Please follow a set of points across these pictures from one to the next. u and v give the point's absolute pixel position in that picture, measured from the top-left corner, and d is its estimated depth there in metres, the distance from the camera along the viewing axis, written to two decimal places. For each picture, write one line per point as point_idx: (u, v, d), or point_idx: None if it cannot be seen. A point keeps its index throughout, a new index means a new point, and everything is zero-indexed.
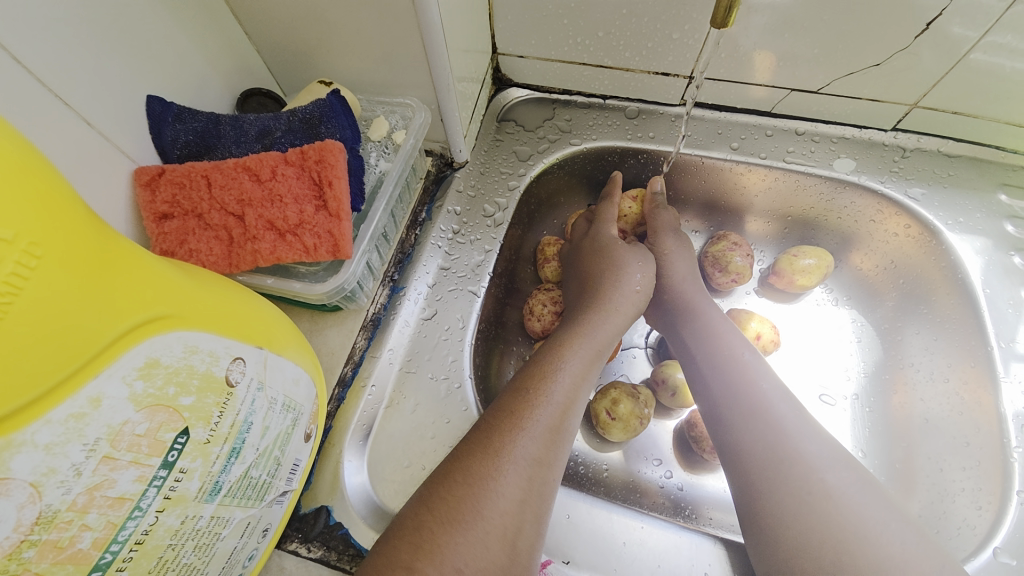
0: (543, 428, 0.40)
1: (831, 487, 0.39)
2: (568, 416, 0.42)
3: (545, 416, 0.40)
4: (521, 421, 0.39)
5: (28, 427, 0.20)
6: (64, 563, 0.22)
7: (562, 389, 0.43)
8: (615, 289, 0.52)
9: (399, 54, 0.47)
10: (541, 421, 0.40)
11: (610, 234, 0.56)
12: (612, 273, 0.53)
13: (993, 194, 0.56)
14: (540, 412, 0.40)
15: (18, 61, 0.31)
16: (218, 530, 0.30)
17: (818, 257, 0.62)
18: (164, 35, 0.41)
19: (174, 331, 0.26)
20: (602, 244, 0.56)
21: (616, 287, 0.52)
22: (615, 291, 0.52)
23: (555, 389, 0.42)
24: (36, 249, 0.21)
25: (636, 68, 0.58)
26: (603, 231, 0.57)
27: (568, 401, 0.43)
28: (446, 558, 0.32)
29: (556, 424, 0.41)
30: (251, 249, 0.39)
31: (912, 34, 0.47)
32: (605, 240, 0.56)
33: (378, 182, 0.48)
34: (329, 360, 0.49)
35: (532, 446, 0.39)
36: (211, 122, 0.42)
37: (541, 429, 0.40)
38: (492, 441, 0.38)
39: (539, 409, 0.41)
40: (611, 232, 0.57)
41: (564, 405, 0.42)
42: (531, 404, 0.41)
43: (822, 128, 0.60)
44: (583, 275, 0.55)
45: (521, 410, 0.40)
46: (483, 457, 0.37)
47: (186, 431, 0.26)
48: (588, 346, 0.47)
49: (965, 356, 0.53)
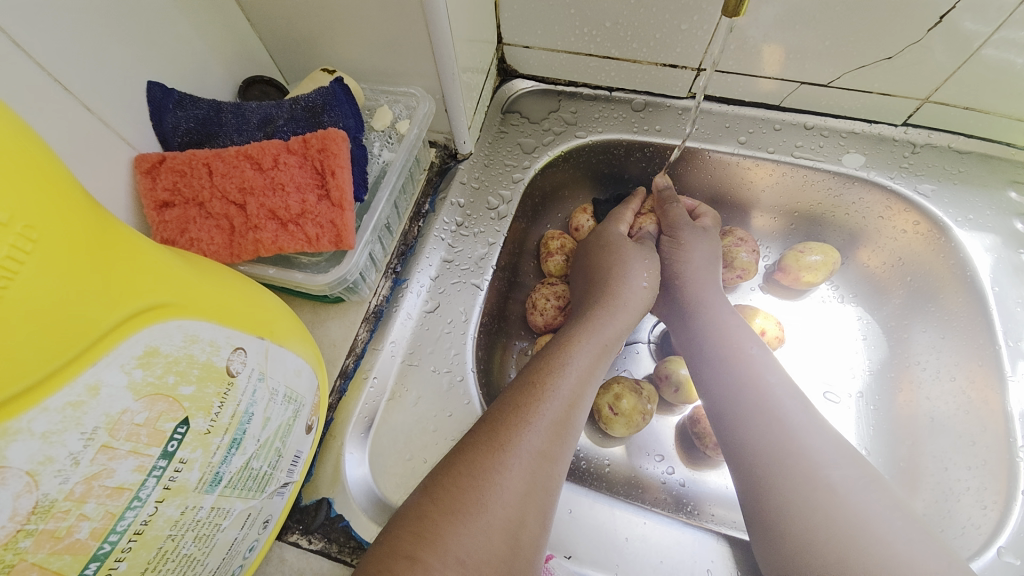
0: (548, 422, 0.39)
1: (836, 483, 0.38)
2: (574, 411, 0.42)
3: (552, 411, 0.40)
4: (526, 414, 0.39)
5: (25, 414, 0.20)
6: (62, 552, 0.22)
7: (569, 385, 0.42)
8: (622, 283, 0.52)
9: (403, 43, 0.46)
10: (547, 415, 0.40)
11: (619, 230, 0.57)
12: (619, 269, 0.53)
13: (1003, 191, 0.56)
14: (546, 406, 0.40)
15: (17, 45, 0.30)
16: (219, 521, 0.30)
17: (825, 253, 0.61)
18: (165, 21, 0.40)
19: (172, 319, 0.26)
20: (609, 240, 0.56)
21: (627, 283, 0.52)
22: (625, 287, 0.52)
23: (563, 384, 0.42)
24: (32, 232, 0.20)
25: (643, 59, 0.57)
26: (611, 228, 0.58)
27: (575, 396, 0.42)
28: (449, 549, 0.32)
29: (562, 419, 0.40)
30: (252, 239, 0.38)
31: (925, 28, 0.46)
32: (612, 238, 0.56)
33: (381, 172, 0.47)
34: (330, 352, 0.48)
35: (537, 440, 0.38)
36: (212, 109, 0.42)
37: (546, 424, 0.39)
38: (496, 434, 0.38)
39: (545, 404, 0.40)
40: (618, 230, 0.58)
41: (571, 400, 0.42)
42: (536, 398, 0.40)
43: (831, 122, 0.59)
44: (591, 272, 0.55)
45: (526, 404, 0.40)
46: (487, 450, 0.37)
47: (186, 421, 0.26)
48: (597, 342, 0.46)
49: (973, 355, 0.53)
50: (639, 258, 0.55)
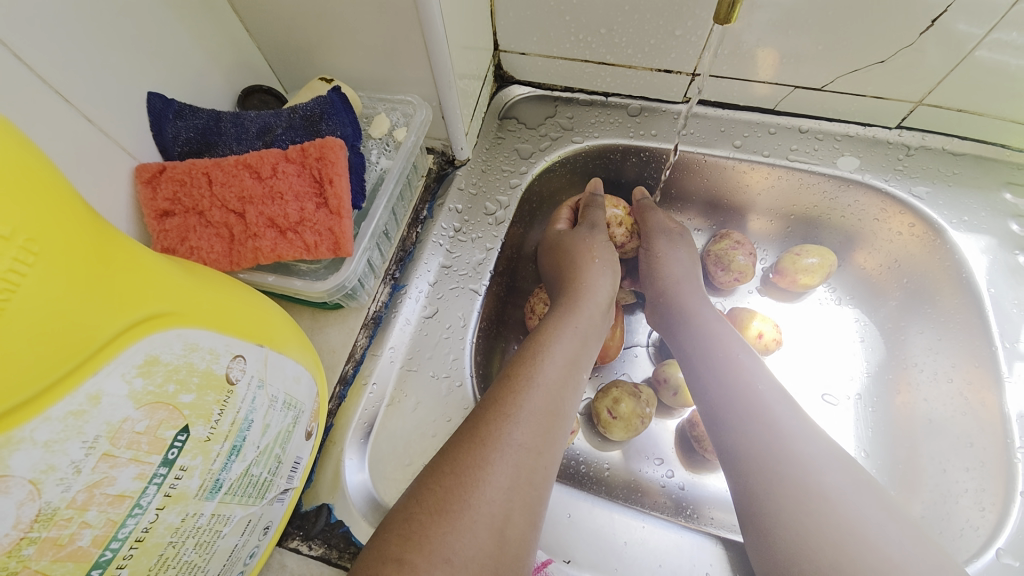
0: (530, 414, 0.40)
1: (829, 488, 0.39)
2: (557, 401, 0.42)
3: (534, 404, 0.40)
4: (505, 408, 0.39)
5: (28, 424, 0.20)
6: (64, 560, 0.22)
7: (547, 374, 0.43)
8: (586, 272, 0.53)
9: (400, 51, 0.46)
10: (527, 407, 0.40)
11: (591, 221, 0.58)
12: (566, 263, 0.55)
13: (998, 193, 0.56)
14: (526, 399, 0.40)
15: (19, 58, 0.31)
16: (220, 528, 0.30)
17: (822, 256, 0.61)
18: (166, 32, 0.41)
19: (173, 328, 0.26)
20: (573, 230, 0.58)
21: (582, 271, 0.53)
22: (590, 272, 0.53)
23: (543, 374, 0.43)
24: (33, 245, 0.20)
25: (638, 65, 0.58)
26: (551, 231, 0.60)
27: (557, 388, 0.42)
28: (436, 548, 0.32)
29: (545, 410, 0.41)
30: (252, 247, 0.39)
31: (917, 31, 0.47)
32: (552, 238, 0.58)
33: (379, 180, 0.48)
34: (330, 359, 0.49)
35: (520, 433, 0.38)
36: (211, 119, 0.42)
37: (529, 415, 0.39)
38: (478, 430, 0.38)
39: (524, 396, 0.40)
40: (558, 228, 0.60)
41: (551, 390, 0.42)
42: (517, 392, 0.41)
43: (825, 126, 0.59)
44: (554, 273, 0.56)
45: (506, 398, 0.40)
46: (469, 446, 0.37)
47: (186, 429, 0.26)
48: (575, 334, 0.47)
49: (970, 357, 0.53)
50: (582, 242, 0.55)
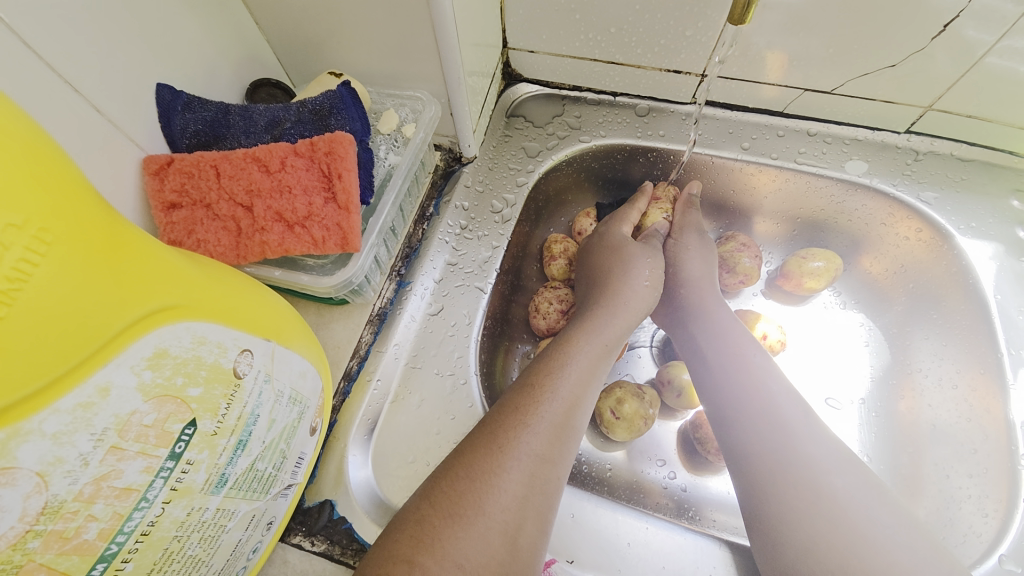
0: (548, 424, 0.39)
1: (840, 492, 0.39)
2: (575, 413, 0.42)
3: (552, 413, 0.40)
4: (525, 416, 0.39)
5: (35, 416, 0.20)
6: (69, 553, 0.22)
7: (567, 385, 0.43)
8: (623, 283, 0.52)
9: (410, 46, 0.46)
10: (546, 417, 0.40)
11: (622, 232, 0.57)
12: (618, 268, 0.54)
13: (1005, 200, 0.56)
14: (545, 408, 0.40)
15: (29, 47, 0.30)
16: (224, 522, 0.30)
17: (827, 260, 0.61)
18: (175, 23, 0.41)
19: (182, 321, 0.26)
20: (610, 241, 0.56)
21: (629, 283, 0.52)
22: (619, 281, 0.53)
23: (561, 386, 0.42)
24: (46, 235, 0.20)
25: (647, 65, 0.58)
26: (614, 229, 0.58)
27: (574, 397, 0.42)
28: (448, 553, 0.32)
29: (562, 420, 0.40)
30: (259, 241, 0.39)
31: (928, 36, 0.46)
32: (614, 238, 0.56)
33: (387, 176, 0.47)
34: (335, 354, 0.48)
35: (536, 442, 0.38)
36: (220, 112, 0.42)
37: (546, 424, 0.39)
38: (495, 437, 0.38)
39: (544, 405, 0.40)
40: (621, 230, 0.58)
41: (569, 401, 0.42)
42: (536, 400, 0.41)
43: (835, 129, 0.59)
44: (591, 271, 0.56)
45: (525, 405, 0.40)
46: (486, 453, 0.37)
47: (194, 422, 0.26)
48: (598, 342, 0.47)
49: (974, 363, 0.53)
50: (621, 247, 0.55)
